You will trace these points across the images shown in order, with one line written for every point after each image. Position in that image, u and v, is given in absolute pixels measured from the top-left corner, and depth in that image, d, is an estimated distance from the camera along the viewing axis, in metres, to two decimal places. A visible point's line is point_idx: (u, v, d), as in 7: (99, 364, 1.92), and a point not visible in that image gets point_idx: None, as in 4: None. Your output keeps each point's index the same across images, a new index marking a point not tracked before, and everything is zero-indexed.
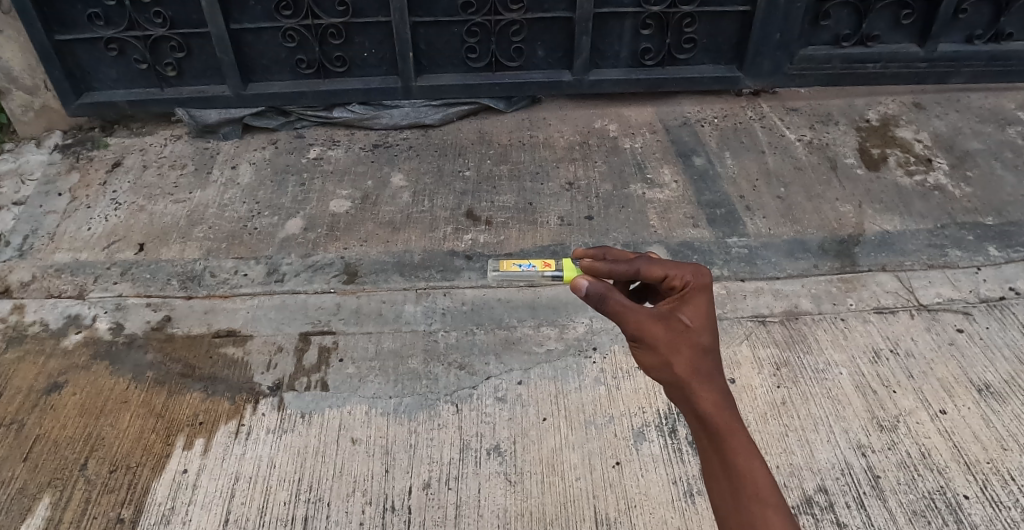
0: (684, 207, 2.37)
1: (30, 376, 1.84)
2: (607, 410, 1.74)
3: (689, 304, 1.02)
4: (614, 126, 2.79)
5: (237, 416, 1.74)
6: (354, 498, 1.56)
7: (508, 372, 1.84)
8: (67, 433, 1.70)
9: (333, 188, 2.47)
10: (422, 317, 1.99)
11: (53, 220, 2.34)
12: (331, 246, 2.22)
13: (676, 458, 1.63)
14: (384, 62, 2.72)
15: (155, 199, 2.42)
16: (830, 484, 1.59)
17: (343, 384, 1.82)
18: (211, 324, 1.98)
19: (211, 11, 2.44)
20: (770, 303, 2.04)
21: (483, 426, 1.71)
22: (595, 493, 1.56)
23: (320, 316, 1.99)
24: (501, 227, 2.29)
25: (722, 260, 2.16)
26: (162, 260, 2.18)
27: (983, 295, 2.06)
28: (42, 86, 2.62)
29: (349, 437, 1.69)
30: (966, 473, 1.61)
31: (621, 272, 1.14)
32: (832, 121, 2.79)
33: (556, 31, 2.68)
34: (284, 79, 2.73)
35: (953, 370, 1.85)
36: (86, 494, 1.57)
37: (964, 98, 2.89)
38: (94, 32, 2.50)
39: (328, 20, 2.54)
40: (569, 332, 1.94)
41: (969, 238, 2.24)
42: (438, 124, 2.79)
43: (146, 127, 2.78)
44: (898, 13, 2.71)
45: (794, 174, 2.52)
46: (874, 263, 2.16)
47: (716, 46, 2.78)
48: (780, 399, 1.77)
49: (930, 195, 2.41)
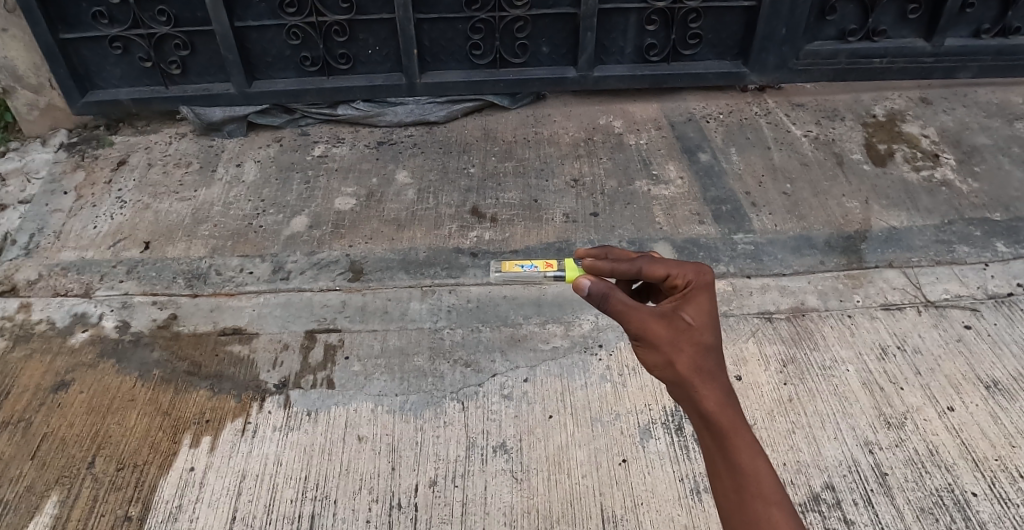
0: (690, 203, 2.36)
1: (37, 375, 1.84)
2: (614, 407, 1.73)
3: (692, 302, 1.02)
4: (619, 122, 2.78)
5: (243, 414, 1.74)
6: (360, 495, 1.56)
7: (514, 370, 1.83)
8: (74, 431, 1.71)
9: (338, 186, 2.46)
10: (427, 315, 1.99)
11: (59, 219, 2.34)
12: (336, 244, 2.22)
13: (683, 455, 1.63)
14: (388, 59, 2.71)
15: (160, 197, 2.42)
16: (837, 481, 1.58)
17: (349, 381, 1.82)
18: (217, 322, 1.98)
19: (215, 9, 2.44)
20: (777, 300, 2.03)
21: (489, 424, 1.71)
22: (601, 490, 1.56)
23: (325, 314, 1.99)
24: (506, 224, 2.29)
25: (728, 257, 2.15)
26: (168, 258, 2.18)
27: (991, 291, 2.05)
28: (47, 84, 2.63)
29: (355, 435, 1.69)
30: (974, 471, 1.60)
31: (623, 271, 1.16)
32: (838, 116, 2.78)
33: (560, 27, 2.67)
34: (289, 76, 2.73)
35: (961, 367, 1.84)
36: (94, 492, 1.58)
37: (971, 93, 2.87)
38: (98, 30, 2.50)
39: (332, 17, 2.54)
40: (575, 329, 1.94)
41: (977, 234, 2.23)
42: (444, 121, 2.78)
43: (151, 126, 2.78)
44: (905, 8, 2.69)
45: (800, 170, 2.50)
46: (881, 259, 2.15)
47: (722, 42, 2.77)
48: (786, 395, 1.77)
49: (938, 190, 2.40)
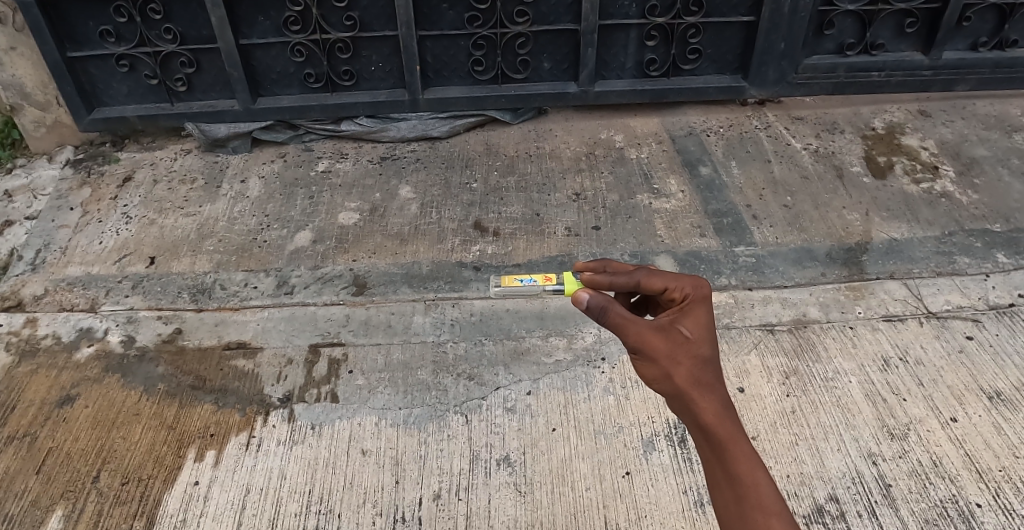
0: (691, 216, 2.37)
1: (43, 389, 1.85)
2: (617, 420, 1.74)
3: (689, 316, 1.03)
4: (619, 136, 2.81)
5: (248, 427, 1.75)
6: (364, 509, 1.56)
7: (517, 383, 1.84)
8: (80, 445, 1.72)
9: (342, 200, 2.49)
10: (430, 328, 2.00)
11: (64, 234, 2.36)
12: (341, 258, 2.24)
13: (686, 467, 1.62)
14: (391, 75, 2.74)
15: (165, 213, 2.44)
16: (841, 492, 1.58)
17: (353, 395, 1.82)
18: (222, 336, 1.99)
19: (221, 27, 2.46)
20: (779, 312, 2.04)
21: (493, 437, 1.71)
22: (606, 503, 1.56)
23: (330, 328, 2.00)
24: (509, 238, 2.30)
25: (729, 269, 2.16)
26: (173, 272, 2.20)
27: (992, 302, 2.05)
28: (54, 101, 2.66)
29: (359, 448, 1.69)
30: (978, 482, 1.60)
31: (621, 284, 1.16)
32: (837, 129, 2.80)
33: (561, 43, 2.70)
34: (293, 93, 2.75)
35: (963, 377, 1.85)
36: (98, 506, 1.58)
37: (969, 105, 2.90)
38: (106, 48, 2.54)
39: (336, 34, 2.57)
40: (577, 342, 1.95)
41: (978, 244, 2.24)
42: (445, 137, 2.82)
43: (156, 142, 2.82)
44: (902, 21, 2.71)
45: (801, 183, 2.52)
46: (882, 270, 2.16)
47: (721, 56, 2.80)
48: (790, 407, 1.77)
49: (938, 202, 2.41)
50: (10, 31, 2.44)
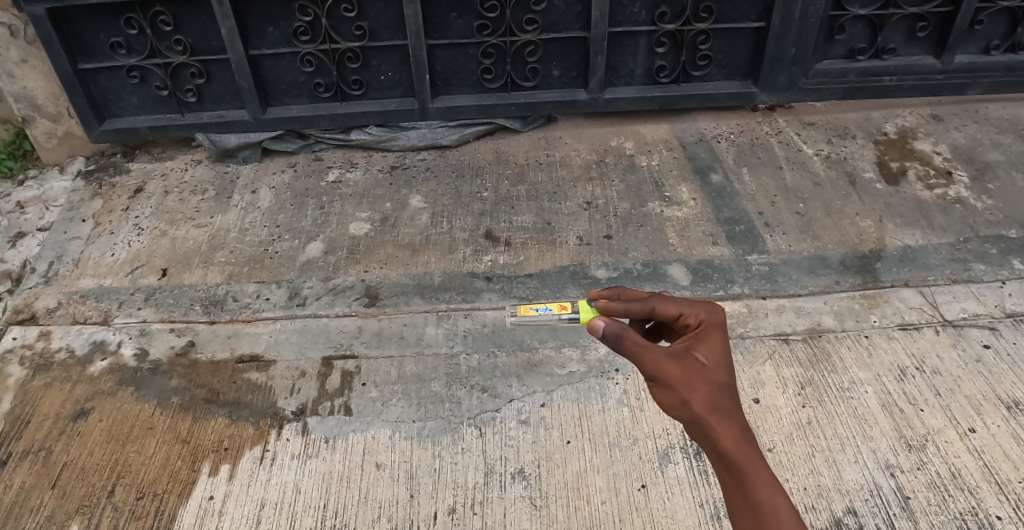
0: (703, 224, 2.36)
1: (57, 403, 1.86)
2: (632, 432, 1.73)
3: (704, 342, 1.03)
4: (630, 143, 2.79)
5: (262, 441, 1.75)
6: (379, 523, 1.56)
7: (531, 395, 1.83)
8: (94, 459, 1.72)
9: (352, 211, 2.49)
10: (443, 340, 1.99)
11: (77, 246, 2.37)
12: (352, 269, 2.24)
13: (701, 480, 1.61)
14: (400, 84, 2.74)
15: (176, 224, 2.45)
16: (859, 505, 1.57)
17: (366, 408, 1.82)
18: (235, 349, 1.99)
19: (231, 38, 2.47)
20: (793, 321, 2.02)
21: (508, 450, 1.70)
22: (621, 517, 1.55)
23: (342, 340, 2.00)
24: (521, 247, 2.30)
25: (742, 278, 2.15)
26: (186, 284, 2.20)
27: (1009, 310, 2.03)
28: (65, 113, 2.67)
29: (373, 462, 1.69)
30: (997, 494, 1.58)
31: (636, 311, 1.15)
32: (849, 135, 2.78)
33: (570, 50, 2.69)
34: (303, 103, 2.76)
35: (980, 386, 1.83)
36: (113, 521, 1.58)
37: (981, 109, 2.88)
38: (117, 60, 2.55)
39: (345, 44, 2.57)
40: (591, 354, 1.94)
41: (993, 251, 2.22)
42: (456, 145, 2.80)
43: (167, 152, 2.82)
44: (913, 25, 2.69)
45: (812, 190, 2.50)
46: (897, 278, 2.14)
47: (732, 62, 2.78)
48: (806, 419, 1.76)
49: (952, 208, 2.39)
50: (22, 44, 2.46)
